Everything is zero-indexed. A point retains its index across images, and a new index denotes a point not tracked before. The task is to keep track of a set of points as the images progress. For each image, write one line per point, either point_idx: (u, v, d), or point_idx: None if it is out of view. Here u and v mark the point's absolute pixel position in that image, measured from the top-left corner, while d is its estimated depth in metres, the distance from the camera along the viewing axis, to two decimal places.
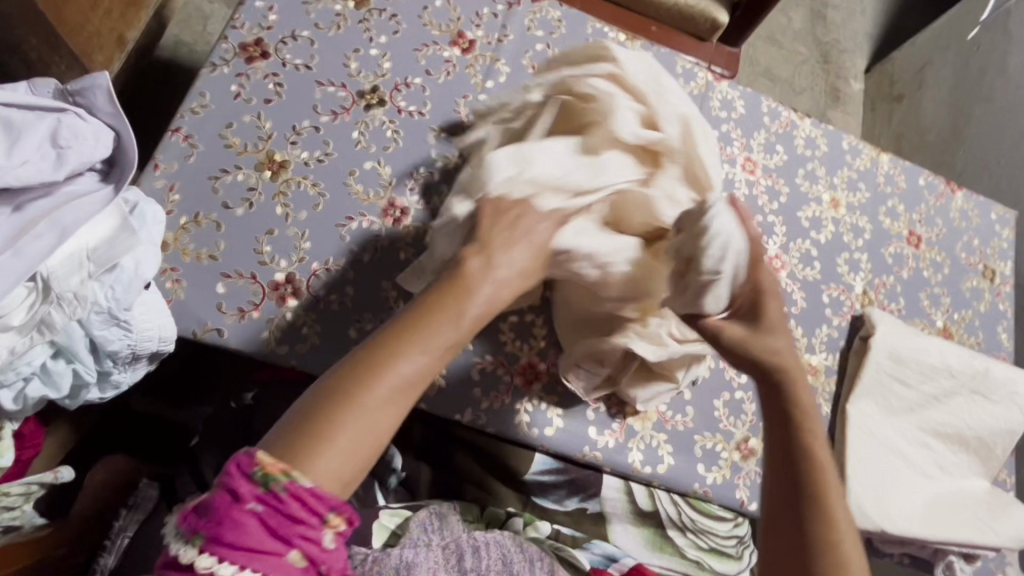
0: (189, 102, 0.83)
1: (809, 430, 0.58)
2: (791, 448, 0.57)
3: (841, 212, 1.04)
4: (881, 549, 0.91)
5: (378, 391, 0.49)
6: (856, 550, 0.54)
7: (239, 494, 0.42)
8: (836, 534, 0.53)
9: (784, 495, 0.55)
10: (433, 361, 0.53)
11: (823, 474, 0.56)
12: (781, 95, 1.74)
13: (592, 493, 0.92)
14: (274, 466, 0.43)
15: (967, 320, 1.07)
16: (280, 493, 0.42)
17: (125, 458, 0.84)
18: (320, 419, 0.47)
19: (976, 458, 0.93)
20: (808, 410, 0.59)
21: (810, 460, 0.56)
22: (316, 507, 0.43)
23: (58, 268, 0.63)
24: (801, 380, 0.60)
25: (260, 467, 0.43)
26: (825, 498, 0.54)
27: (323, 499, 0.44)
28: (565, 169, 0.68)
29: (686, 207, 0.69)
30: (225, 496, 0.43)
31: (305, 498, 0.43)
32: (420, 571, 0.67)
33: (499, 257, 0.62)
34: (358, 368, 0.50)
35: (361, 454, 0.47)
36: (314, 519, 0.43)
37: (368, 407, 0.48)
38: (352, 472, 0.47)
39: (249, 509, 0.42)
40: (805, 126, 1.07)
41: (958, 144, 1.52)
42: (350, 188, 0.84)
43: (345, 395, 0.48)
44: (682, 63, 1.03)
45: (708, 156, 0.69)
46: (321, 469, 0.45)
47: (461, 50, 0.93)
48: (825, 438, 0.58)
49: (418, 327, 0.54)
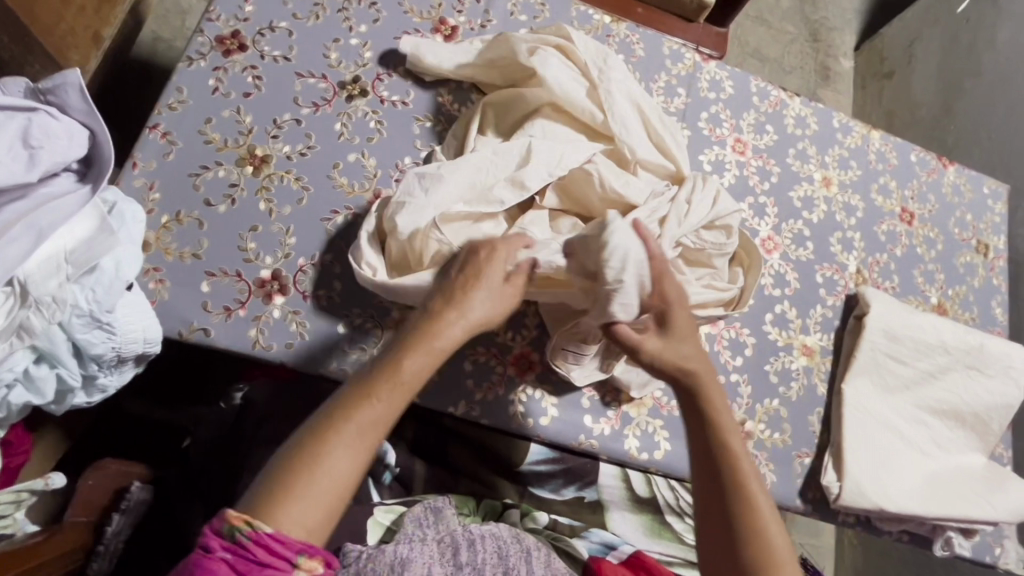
0: (166, 98, 0.82)
1: (720, 426, 0.66)
2: (707, 445, 0.65)
3: (833, 191, 1.03)
4: (880, 528, 0.91)
5: (338, 440, 0.52)
6: (776, 527, 0.62)
7: (210, 547, 0.47)
8: (757, 517, 0.61)
9: (708, 487, 0.63)
10: (393, 407, 0.56)
11: (737, 464, 0.64)
12: (770, 75, 1.72)
13: (588, 481, 0.92)
14: (236, 519, 0.48)
15: (962, 295, 1.06)
16: (244, 541, 0.47)
17: (117, 464, 0.79)
18: (285, 475, 0.50)
19: (972, 434, 0.93)
20: (720, 408, 0.67)
21: (724, 454, 0.64)
22: (282, 551, 0.47)
23: (35, 272, 0.62)
24: (711, 382, 0.68)
25: (227, 522, 0.48)
26: (741, 485, 0.63)
27: (288, 544, 0.48)
28: (555, 145, 0.79)
29: (659, 169, 0.83)
30: (200, 552, 0.47)
31: (270, 543, 0.47)
32: (415, 567, 0.67)
33: (483, 287, 0.65)
34: (321, 422, 0.53)
35: (325, 502, 0.50)
36: (283, 561, 0.47)
37: (330, 459, 0.51)
38: (317, 519, 0.50)
39: (219, 556, 0.46)
40: (795, 105, 1.05)
41: (949, 120, 1.51)
42: (335, 181, 0.82)
43: (309, 450, 0.51)
44: (670, 44, 1.01)
45: (661, 126, 0.85)
46: (285, 519, 0.48)
47: (444, 37, 0.92)
48: (735, 430, 0.66)
49: (379, 376, 0.57)
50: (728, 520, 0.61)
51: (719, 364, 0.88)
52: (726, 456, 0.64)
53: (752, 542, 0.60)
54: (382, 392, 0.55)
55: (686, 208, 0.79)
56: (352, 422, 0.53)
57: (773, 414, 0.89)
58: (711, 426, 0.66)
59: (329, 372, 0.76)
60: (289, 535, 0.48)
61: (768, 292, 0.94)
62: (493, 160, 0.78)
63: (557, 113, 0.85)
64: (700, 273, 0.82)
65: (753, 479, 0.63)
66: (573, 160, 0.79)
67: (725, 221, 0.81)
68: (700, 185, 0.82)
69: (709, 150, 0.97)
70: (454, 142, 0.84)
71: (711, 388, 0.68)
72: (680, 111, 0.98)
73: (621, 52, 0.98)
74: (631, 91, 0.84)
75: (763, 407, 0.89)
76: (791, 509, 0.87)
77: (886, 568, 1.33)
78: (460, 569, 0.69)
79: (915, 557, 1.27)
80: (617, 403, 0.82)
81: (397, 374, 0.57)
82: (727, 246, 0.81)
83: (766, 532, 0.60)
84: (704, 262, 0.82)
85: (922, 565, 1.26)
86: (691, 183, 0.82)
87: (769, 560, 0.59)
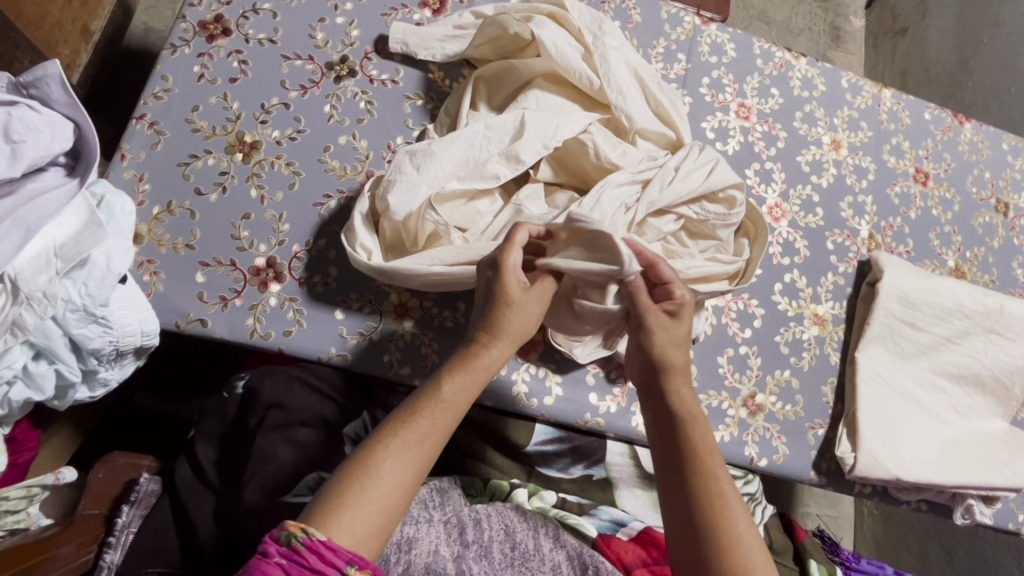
0: (151, 87, 0.80)
1: (690, 415, 0.63)
2: (675, 437, 0.62)
3: (842, 153, 0.99)
4: (897, 498, 0.89)
5: (386, 451, 0.53)
6: (749, 523, 0.57)
7: (267, 552, 0.45)
8: (723, 514, 0.57)
9: (678, 486, 0.59)
10: (440, 423, 0.57)
11: (705, 454, 0.60)
12: (777, 38, 1.67)
13: (596, 459, 0.89)
14: (292, 525, 0.46)
15: (980, 257, 1.02)
16: (299, 547, 0.45)
17: (124, 456, 0.79)
18: (339, 486, 0.51)
19: (993, 399, 0.90)
20: (692, 403, 0.64)
21: (692, 446, 0.61)
22: (334, 559, 0.45)
23: (25, 268, 0.61)
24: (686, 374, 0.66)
25: (285, 530, 0.46)
26: (708, 479, 0.59)
27: (339, 553, 0.46)
28: (552, 121, 0.76)
29: (661, 135, 0.80)
30: (255, 559, 0.46)
31: (323, 551, 0.46)
32: (421, 546, 0.70)
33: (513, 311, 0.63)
34: (373, 439, 0.54)
35: (376, 513, 0.50)
36: (334, 571, 0.45)
37: (380, 471, 0.52)
38: (367, 529, 0.49)
39: (275, 561, 0.45)
40: (801, 66, 1.01)
41: (965, 76, 1.44)
42: (326, 164, 0.80)
43: (361, 463, 0.52)
44: (667, 8, 0.98)
45: (661, 92, 0.81)
46: (337, 527, 0.48)
47: (432, 12, 0.89)
48: (706, 419, 0.64)
49: (426, 396, 0.58)
50: (693, 519, 0.57)
51: (727, 337, 0.86)
52: (695, 453, 0.61)
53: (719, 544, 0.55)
54: (426, 411, 0.56)
55: (680, 179, 0.76)
56: (399, 436, 0.54)
57: (784, 385, 0.87)
58: (682, 421, 0.63)
59: (329, 359, 0.75)
60: (339, 544, 0.47)
61: (777, 262, 0.91)
62: (485, 136, 0.76)
63: (550, 84, 0.82)
64: (703, 244, 0.80)
65: (724, 479, 0.59)
66: (568, 132, 0.76)
67: (728, 189, 0.78)
68: (697, 153, 0.79)
69: (712, 117, 0.94)
70: (447, 119, 0.82)
71: (684, 383, 0.65)
72: (680, 78, 0.95)
73: (618, 19, 0.95)
74: (627, 58, 0.81)
75: (774, 379, 0.87)
76: (804, 481, 0.86)
77: (908, 538, 1.31)
78: (467, 547, 0.72)
79: (937, 525, 1.25)
80: (623, 380, 0.80)
81: (441, 393, 0.58)
82: (733, 217, 0.78)
83: (736, 531, 0.56)
84: (707, 233, 0.80)
85: (944, 534, 1.24)
86: (690, 151, 0.79)
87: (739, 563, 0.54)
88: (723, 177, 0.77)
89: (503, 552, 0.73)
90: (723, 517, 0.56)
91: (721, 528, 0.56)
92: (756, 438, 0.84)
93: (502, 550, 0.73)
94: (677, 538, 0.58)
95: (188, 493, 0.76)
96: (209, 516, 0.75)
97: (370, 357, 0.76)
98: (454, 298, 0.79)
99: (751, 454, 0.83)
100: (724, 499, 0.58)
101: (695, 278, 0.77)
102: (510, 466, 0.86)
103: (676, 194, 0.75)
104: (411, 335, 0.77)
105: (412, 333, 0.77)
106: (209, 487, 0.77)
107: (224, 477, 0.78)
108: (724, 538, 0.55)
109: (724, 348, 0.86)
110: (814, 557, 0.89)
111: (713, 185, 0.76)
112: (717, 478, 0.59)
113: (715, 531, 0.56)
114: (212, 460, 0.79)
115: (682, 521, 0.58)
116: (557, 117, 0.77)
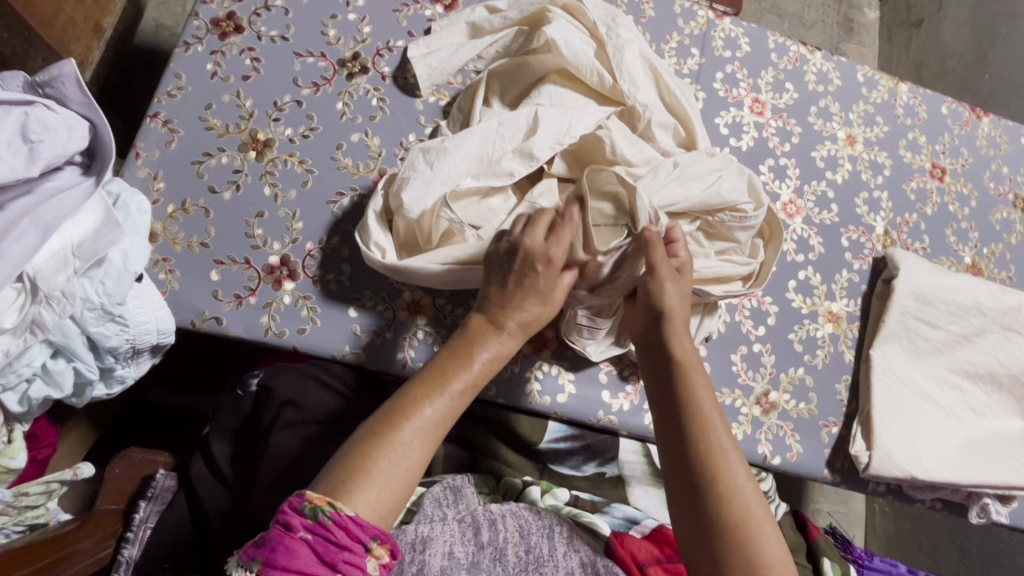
0: (165, 85, 0.81)
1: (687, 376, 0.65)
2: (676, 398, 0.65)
3: (858, 149, 0.98)
4: (912, 496, 0.88)
5: (409, 426, 0.55)
6: (747, 481, 0.60)
7: (292, 525, 0.48)
8: (727, 474, 0.59)
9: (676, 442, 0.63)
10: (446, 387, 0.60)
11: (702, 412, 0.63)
12: (790, 31, 1.66)
13: (609, 456, 0.90)
14: (320, 500, 0.49)
15: (998, 254, 1.01)
16: (327, 522, 0.48)
17: (140, 450, 0.80)
18: (353, 462, 0.52)
19: (1011, 397, 0.89)
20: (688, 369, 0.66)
21: (691, 403, 0.63)
22: (360, 534, 0.48)
23: (43, 267, 0.62)
24: (680, 336, 0.68)
25: (309, 502, 0.48)
26: (707, 435, 0.61)
27: (365, 529, 0.49)
28: (569, 119, 0.75)
29: (676, 132, 0.79)
30: (278, 529, 0.48)
31: (349, 527, 0.48)
32: (435, 546, 0.69)
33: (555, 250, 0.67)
34: (384, 414, 0.57)
35: (389, 486, 0.52)
36: (359, 546, 0.48)
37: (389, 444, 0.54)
38: (384, 499, 0.51)
39: (300, 536, 0.47)
40: (816, 60, 1.00)
41: (982, 69, 1.40)
42: (338, 162, 0.80)
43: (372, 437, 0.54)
44: (681, 2, 0.96)
45: (676, 85, 0.80)
46: (355, 503, 0.50)
47: (444, 8, 0.88)
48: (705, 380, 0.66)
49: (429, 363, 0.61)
50: (696, 479, 0.60)
51: (741, 334, 0.86)
52: (693, 411, 0.63)
53: (722, 497, 0.58)
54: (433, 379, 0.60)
55: (681, 187, 0.73)
56: (412, 411, 0.57)
57: (798, 383, 0.87)
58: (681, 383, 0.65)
59: (342, 357, 0.75)
60: (365, 520, 0.50)
61: (791, 259, 0.90)
62: (499, 132, 0.75)
63: (564, 80, 0.81)
64: (721, 245, 0.78)
65: (724, 440, 0.62)
66: (581, 128, 0.75)
67: (735, 205, 0.75)
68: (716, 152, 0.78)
69: (726, 112, 0.93)
70: (460, 115, 0.81)
71: (681, 331, 0.68)
72: (693, 73, 0.94)
73: (630, 13, 0.94)
74: (643, 52, 0.80)
75: (788, 376, 0.86)
76: (818, 480, 0.85)
77: (919, 535, 1.31)
78: (482, 549, 0.71)
79: (950, 523, 1.24)
80: (636, 378, 0.80)
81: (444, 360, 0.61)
82: (753, 219, 0.76)
83: (738, 487, 0.59)
84: (725, 234, 0.78)
85: (957, 531, 1.23)
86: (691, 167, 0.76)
87: (742, 518, 0.57)
88: (727, 189, 0.74)
89: (518, 555, 0.72)
90: (728, 469, 0.60)
91: (721, 475, 0.59)
92: (770, 437, 0.84)
93: (517, 553, 0.72)
94: (674, 475, 0.62)
95: (202, 487, 0.76)
96: (222, 509, 0.75)
97: (384, 355, 0.76)
98: (467, 296, 0.79)
99: (764, 452, 0.83)
100: (733, 469, 0.60)
101: (710, 278, 0.77)
102: (523, 463, 0.88)
103: (675, 204, 0.73)
104: (424, 334, 0.77)
105: (426, 332, 0.77)
106: (224, 482, 0.77)
107: (238, 471, 0.78)
108: (723, 488, 0.59)
109: (737, 345, 0.85)
110: (828, 555, 0.89)
111: (711, 199, 0.73)
112: (716, 425, 0.62)
113: (718, 491, 0.59)
114: (227, 456, 0.79)
115: (683, 489, 0.60)
116: (569, 113, 0.76)
